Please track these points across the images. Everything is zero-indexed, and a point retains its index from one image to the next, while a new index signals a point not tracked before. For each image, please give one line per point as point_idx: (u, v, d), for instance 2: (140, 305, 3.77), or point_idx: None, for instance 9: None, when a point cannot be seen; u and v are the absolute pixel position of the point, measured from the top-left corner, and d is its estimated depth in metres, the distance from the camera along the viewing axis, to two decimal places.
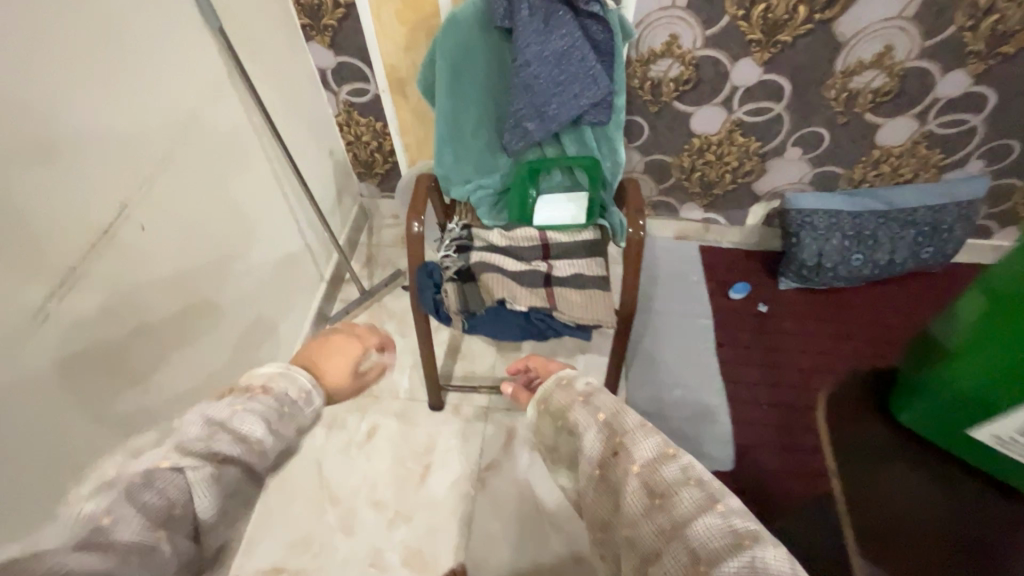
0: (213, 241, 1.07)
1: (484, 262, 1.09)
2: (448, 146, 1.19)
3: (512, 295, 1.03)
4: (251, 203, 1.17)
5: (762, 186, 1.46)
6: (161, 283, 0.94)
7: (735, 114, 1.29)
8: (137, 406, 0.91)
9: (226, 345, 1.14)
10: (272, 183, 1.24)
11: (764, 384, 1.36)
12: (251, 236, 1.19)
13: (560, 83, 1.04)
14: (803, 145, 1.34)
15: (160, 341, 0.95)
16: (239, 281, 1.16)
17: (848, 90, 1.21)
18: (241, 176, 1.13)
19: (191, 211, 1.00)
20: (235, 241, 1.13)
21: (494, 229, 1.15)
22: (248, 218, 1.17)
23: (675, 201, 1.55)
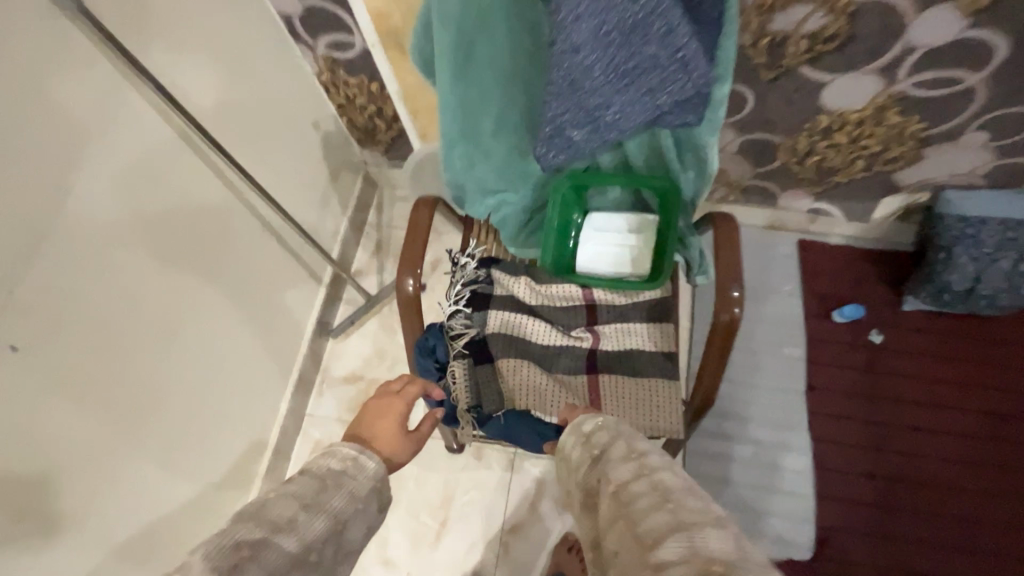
0: (147, 326, 0.78)
1: (506, 332, 0.80)
2: (458, 149, 0.82)
3: (544, 392, 0.76)
4: (197, 256, 0.86)
5: (908, 176, 1.03)
6: (75, 402, 0.68)
7: (898, 86, 0.84)
8: (83, 552, 0.72)
9: (195, 428, 0.91)
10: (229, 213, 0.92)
11: (867, 446, 1.07)
12: (207, 293, 0.89)
13: (626, 73, 0.65)
14: (995, 129, 0.89)
15: (92, 469, 0.72)
16: (200, 354, 0.89)
17: None
18: (173, 220, 0.80)
19: (106, 293, 0.71)
20: (184, 307, 0.85)
21: (520, 276, 0.83)
22: (198, 273, 0.87)
23: (772, 187, 1.14)
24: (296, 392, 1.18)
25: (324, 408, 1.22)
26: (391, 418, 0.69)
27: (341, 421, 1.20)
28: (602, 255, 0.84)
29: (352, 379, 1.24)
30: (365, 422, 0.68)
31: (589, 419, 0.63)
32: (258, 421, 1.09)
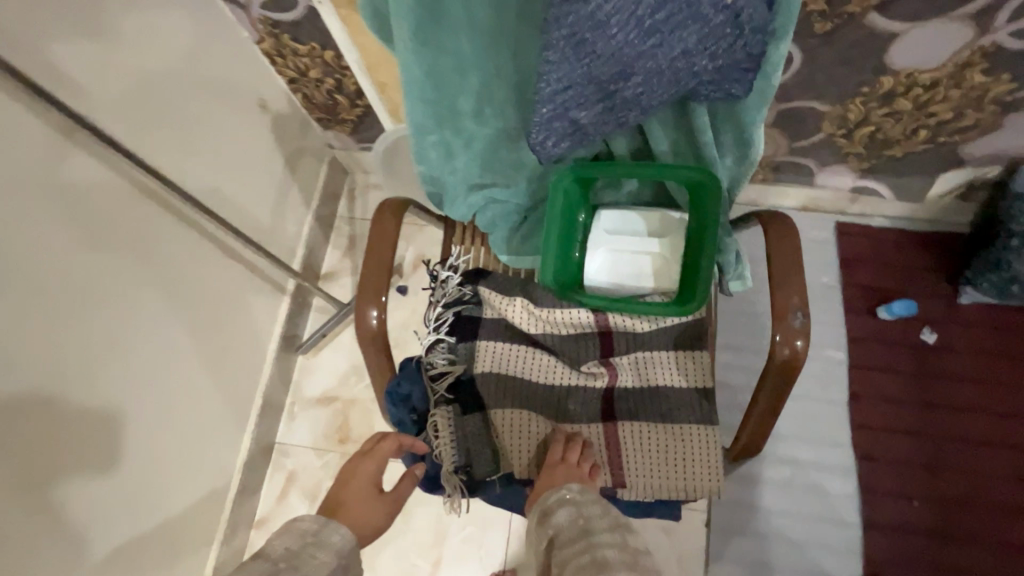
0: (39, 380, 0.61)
1: (500, 371, 0.64)
2: (432, 135, 0.64)
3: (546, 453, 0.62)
4: (105, 282, 0.68)
5: (980, 148, 0.85)
6: None
7: (992, 35, 0.66)
8: None
9: (132, 486, 0.75)
10: (150, 224, 0.73)
11: (922, 464, 0.93)
12: (131, 328, 0.73)
13: (653, 29, 0.46)
14: None
15: None
16: (131, 403, 0.73)
17: None
18: (64, 237, 0.63)
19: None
20: (98, 347, 0.68)
21: (516, 298, 0.66)
22: (111, 301, 0.69)
23: (810, 164, 0.96)
24: (263, 420, 1.03)
25: (298, 435, 1.07)
26: (366, 479, 0.61)
27: (317, 450, 1.05)
28: (615, 265, 0.67)
29: (326, 400, 1.08)
30: (340, 488, 0.61)
31: (553, 493, 0.57)
32: (219, 461, 0.94)
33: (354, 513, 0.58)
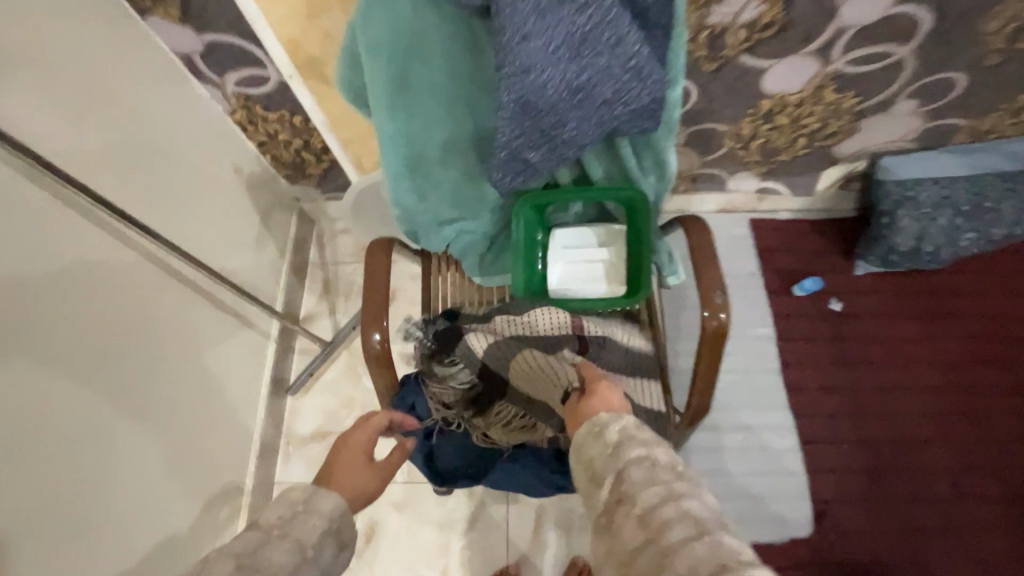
0: (51, 430, 0.67)
1: (504, 360, 0.71)
2: (406, 182, 0.75)
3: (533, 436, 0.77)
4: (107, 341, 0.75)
5: (847, 147, 1.05)
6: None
7: (832, 65, 0.85)
8: None
9: (141, 532, 0.80)
10: (132, 272, 0.80)
11: (846, 413, 1.09)
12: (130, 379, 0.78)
13: (580, 88, 0.60)
14: (922, 95, 0.92)
15: None
16: (125, 445, 0.78)
17: (1021, 17, 0.77)
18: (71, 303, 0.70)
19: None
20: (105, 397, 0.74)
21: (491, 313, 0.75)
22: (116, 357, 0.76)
23: (721, 172, 1.14)
24: (260, 462, 1.08)
25: (295, 472, 1.12)
26: (359, 448, 0.60)
27: None
28: (573, 274, 0.81)
29: (319, 436, 1.14)
30: (330, 461, 0.60)
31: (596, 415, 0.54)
32: (222, 506, 0.98)
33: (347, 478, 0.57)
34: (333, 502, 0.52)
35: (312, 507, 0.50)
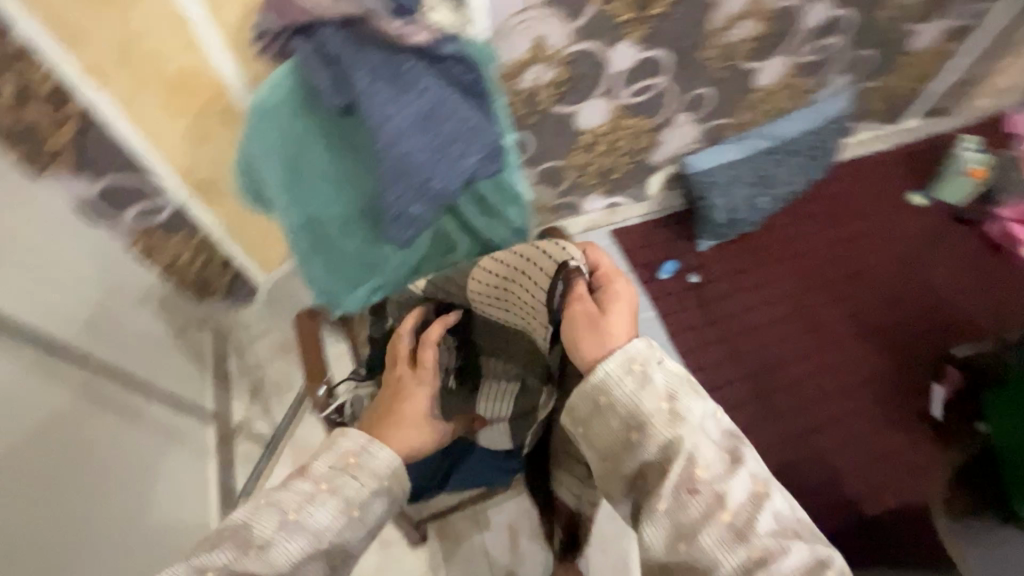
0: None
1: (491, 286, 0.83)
2: (317, 259, 0.91)
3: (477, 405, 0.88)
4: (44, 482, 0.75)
5: (656, 156, 1.35)
6: None
7: (619, 100, 1.14)
8: None
9: None
10: (56, 410, 0.79)
11: (729, 358, 1.34)
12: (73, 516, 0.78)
13: (438, 151, 0.79)
14: (690, 108, 1.24)
15: None
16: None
17: (725, 45, 1.11)
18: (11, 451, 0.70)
19: None
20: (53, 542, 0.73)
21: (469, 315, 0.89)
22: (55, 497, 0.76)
23: (574, 199, 1.39)
24: None
25: None
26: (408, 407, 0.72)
27: None
28: None
29: None
30: (382, 406, 0.73)
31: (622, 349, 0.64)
32: None
33: (396, 438, 0.69)
34: (379, 468, 0.62)
35: (355, 473, 0.60)
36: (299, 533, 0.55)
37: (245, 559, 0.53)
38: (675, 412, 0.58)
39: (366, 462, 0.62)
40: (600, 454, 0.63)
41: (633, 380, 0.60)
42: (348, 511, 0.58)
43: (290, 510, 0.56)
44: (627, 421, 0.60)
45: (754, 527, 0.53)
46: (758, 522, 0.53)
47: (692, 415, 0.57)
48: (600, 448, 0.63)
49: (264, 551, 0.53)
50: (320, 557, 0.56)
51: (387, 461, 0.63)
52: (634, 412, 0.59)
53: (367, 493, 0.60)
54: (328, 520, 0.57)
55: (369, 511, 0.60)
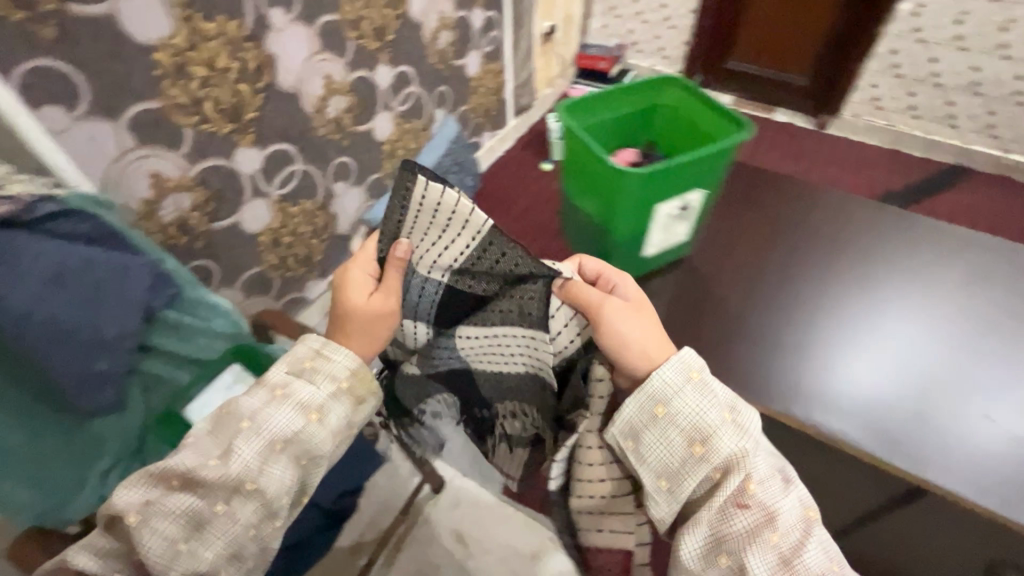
0: None
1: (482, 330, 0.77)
2: (8, 480, 0.81)
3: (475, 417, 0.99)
4: None
5: (342, 224, 1.55)
6: None
7: (272, 194, 1.29)
8: None
9: None
10: None
11: None
12: None
13: (93, 300, 0.79)
14: (340, 177, 1.46)
15: None
16: None
17: (330, 120, 1.35)
18: None
19: None
20: None
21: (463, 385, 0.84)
22: None
23: (299, 292, 1.51)
24: None
25: None
26: (359, 316, 0.80)
27: None
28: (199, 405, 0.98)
29: None
30: (339, 317, 0.82)
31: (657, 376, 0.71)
32: None
33: (355, 345, 0.81)
34: (335, 371, 0.78)
35: (314, 377, 0.77)
36: (257, 434, 0.72)
37: (163, 495, 0.71)
38: (738, 425, 0.69)
39: (323, 366, 0.77)
40: (655, 475, 0.71)
41: (701, 395, 0.70)
42: (305, 415, 0.75)
43: (248, 417, 0.73)
44: (688, 433, 0.69)
45: (801, 542, 0.66)
46: (810, 544, 0.66)
47: (754, 425, 0.69)
48: (652, 461, 0.71)
49: (209, 463, 0.71)
50: (285, 450, 0.73)
51: (344, 363, 0.78)
52: (695, 423, 0.69)
53: (323, 398, 0.76)
54: (285, 419, 0.74)
55: (326, 417, 0.76)
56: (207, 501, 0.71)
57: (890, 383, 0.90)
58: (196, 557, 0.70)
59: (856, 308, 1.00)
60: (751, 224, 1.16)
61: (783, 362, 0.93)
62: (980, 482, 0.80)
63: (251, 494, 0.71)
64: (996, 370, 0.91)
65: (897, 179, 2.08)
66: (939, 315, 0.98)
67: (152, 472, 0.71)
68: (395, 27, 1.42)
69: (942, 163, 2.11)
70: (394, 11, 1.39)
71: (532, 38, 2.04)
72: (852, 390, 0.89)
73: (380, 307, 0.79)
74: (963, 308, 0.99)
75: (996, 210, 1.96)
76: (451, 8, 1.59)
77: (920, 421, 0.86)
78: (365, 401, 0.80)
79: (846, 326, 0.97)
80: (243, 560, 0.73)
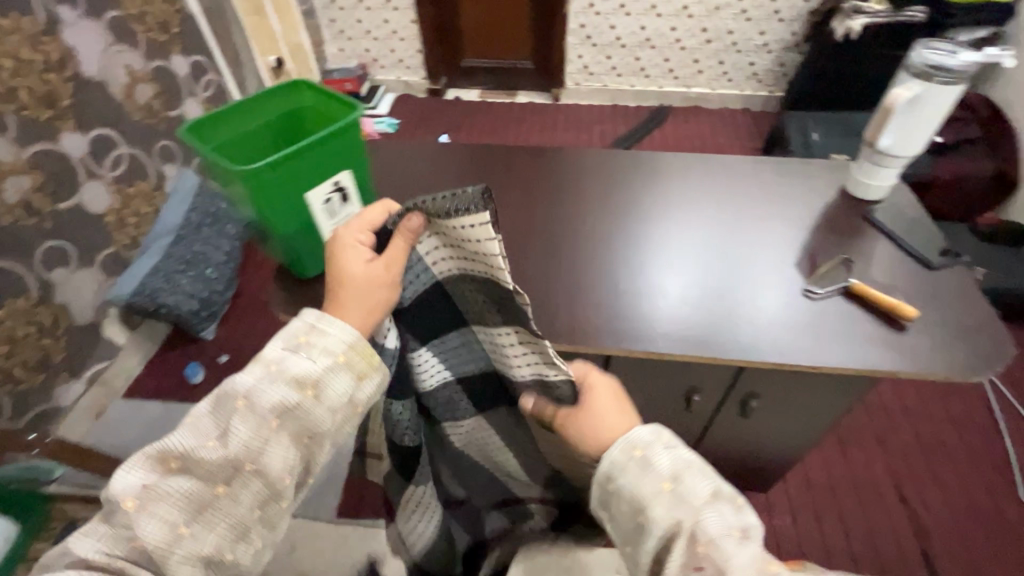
0: None
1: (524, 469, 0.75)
2: None
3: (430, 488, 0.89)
4: None
5: (82, 313, 1.38)
6: None
7: None
8: None
9: None
10: None
11: None
12: None
13: None
14: (57, 262, 1.30)
15: None
16: None
17: (14, 204, 1.19)
18: None
19: None
20: None
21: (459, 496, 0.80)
22: None
23: (47, 404, 1.30)
24: None
25: None
26: (356, 296, 0.61)
27: None
28: None
29: None
30: (332, 282, 0.64)
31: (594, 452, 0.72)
32: None
33: (347, 315, 0.61)
34: (331, 345, 0.58)
35: (308, 353, 0.58)
36: (250, 414, 0.54)
37: (161, 479, 0.51)
38: (678, 491, 0.54)
39: (319, 341, 0.58)
40: (621, 539, 0.58)
41: (647, 473, 0.56)
42: (300, 391, 0.56)
43: (242, 395, 0.55)
44: (634, 503, 0.56)
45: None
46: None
47: (696, 496, 0.53)
48: (621, 531, 0.58)
49: (207, 443, 0.53)
50: (284, 427, 0.55)
51: (340, 337, 0.59)
52: (636, 494, 0.55)
53: (320, 372, 0.57)
54: (280, 396, 0.55)
55: (326, 393, 0.57)
56: (206, 480, 0.51)
57: (678, 278, 0.82)
58: (200, 544, 0.50)
59: (595, 221, 0.92)
60: (463, 176, 1.02)
61: (585, 308, 0.79)
62: (789, 333, 0.74)
63: (254, 470, 0.53)
64: (732, 223, 0.89)
65: (619, 125, 2.45)
66: (661, 196, 0.95)
67: (144, 455, 0.52)
68: (69, 90, 1.30)
69: (650, 107, 2.53)
70: (60, 73, 1.27)
71: (264, 74, 2.09)
72: (635, 305, 0.79)
73: (377, 278, 0.62)
74: (723, 196, 0.94)
75: (694, 131, 2.41)
76: (142, 60, 1.50)
77: (712, 305, 0.78)
78: (370, 378, 0.61)
79: (612, 239, 0.89)
80: (251, 542, 0.53)
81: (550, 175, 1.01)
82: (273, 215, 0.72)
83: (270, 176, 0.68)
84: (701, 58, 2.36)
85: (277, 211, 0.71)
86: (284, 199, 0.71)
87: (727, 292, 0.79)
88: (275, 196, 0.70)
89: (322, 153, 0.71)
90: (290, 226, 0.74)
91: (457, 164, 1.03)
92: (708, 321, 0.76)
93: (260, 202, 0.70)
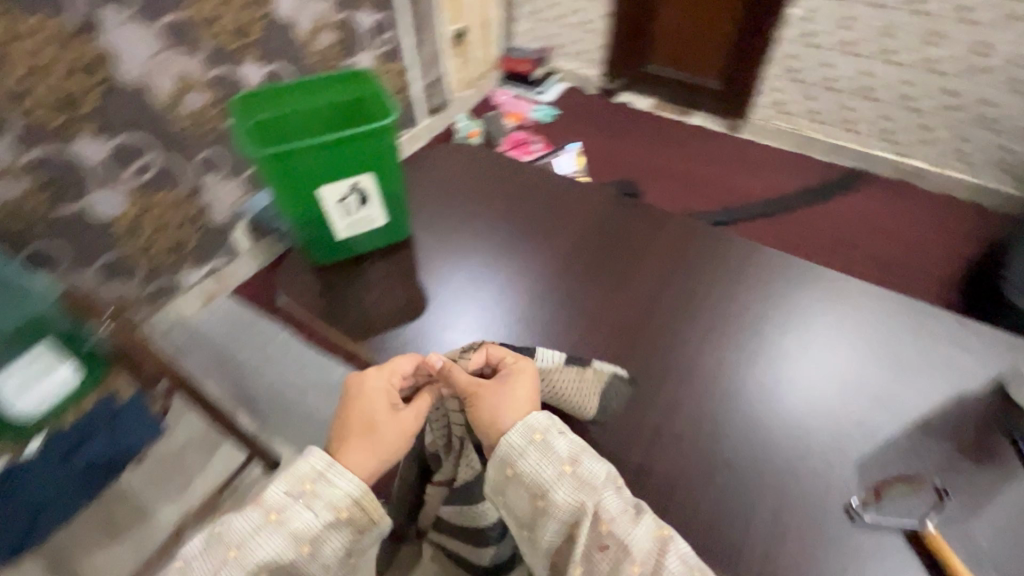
0: None
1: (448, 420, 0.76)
2: None
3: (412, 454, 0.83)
4: None
5: (219, 215, 1.61)
6: None
7: (125, 184, 1.34)
8: None
9: None
10: None
11: None
12: None
13: None
14: (210, 170, 1.52)
15: None
16: None
17: (189, 114, 1.40)
18: None
19: None
20: None
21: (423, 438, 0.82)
22: None
23: (172, 280, 1.57)
24: None
25: None
26: (373, 443, 0.69)
27: None
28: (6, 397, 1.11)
29: None
30: (347, 425, 0.71)
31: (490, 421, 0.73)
32: None
33: (350, 460, 0.67)
34: (336, 499, 0.63)
35: (310, 503, 0.63)
36: (244, 560, 0.59)
37: None
38: (580, 479, 0.61)
39: (324, 492, 0.63)
40: (519, 524, 0.65)
41: (544, 457, 0.62)
42: (298, 546, 0.60)
43: (237, 545, 0.59)
44: (533, 490, 0.62)
45: (659, 560, 0.58)
46: (666, 558, 0.58)
47: (595, 478, 0.62)
48: (518, 518, 0.65)
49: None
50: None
51: (346, 490, 0.64)
52: (535, 481, 0.62)
53: (319, 528, 0.62)
54: (278, 549, 0.59)
55: (323, 547, 0.62)
56: None
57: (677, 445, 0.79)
58: None
59: (619, 341, 0.91)
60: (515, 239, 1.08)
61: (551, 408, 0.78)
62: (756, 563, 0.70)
63: None
64: (772, 397, 0.84)
65: (795, 179, 2.07)
66: (720, 331, 0.92)
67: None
68: (259, 28, 1.46)
69: (842, 168, 2.10)
70: (257, 10, 1.43)
71: (445, 41, 2.15)
72: None
73: (403, 427, 0.71)
74: (770, 369, 0.87)
75: (889, 213, 1.94)
76: (331, 10, 1.64)
77: (698, 492, 0.75)
78: (368, 532, 0.65)
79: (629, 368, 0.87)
80: None
81: (603, 273, 1.01)
82: (294, 196, 0.91)
83: (294, 160, 0.87)
84: (932, 125, 1.88)
85: (299, 193, 0.91)
86: (305, 182, 0.90)
87: (716, 489, 0.76)
88: (298, 179, 0.89)
89: (346, 148, 0.88)
90: (309, 208, 0.93)
91: (531, 221, 1.10)
92: (671, 501, 0.75)
93: (284, 185, 0.89)
